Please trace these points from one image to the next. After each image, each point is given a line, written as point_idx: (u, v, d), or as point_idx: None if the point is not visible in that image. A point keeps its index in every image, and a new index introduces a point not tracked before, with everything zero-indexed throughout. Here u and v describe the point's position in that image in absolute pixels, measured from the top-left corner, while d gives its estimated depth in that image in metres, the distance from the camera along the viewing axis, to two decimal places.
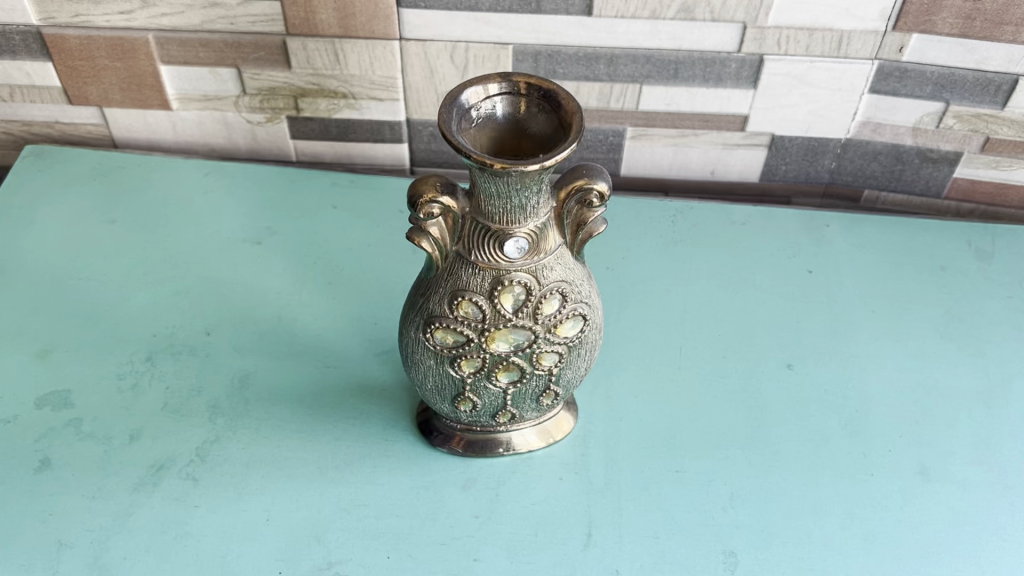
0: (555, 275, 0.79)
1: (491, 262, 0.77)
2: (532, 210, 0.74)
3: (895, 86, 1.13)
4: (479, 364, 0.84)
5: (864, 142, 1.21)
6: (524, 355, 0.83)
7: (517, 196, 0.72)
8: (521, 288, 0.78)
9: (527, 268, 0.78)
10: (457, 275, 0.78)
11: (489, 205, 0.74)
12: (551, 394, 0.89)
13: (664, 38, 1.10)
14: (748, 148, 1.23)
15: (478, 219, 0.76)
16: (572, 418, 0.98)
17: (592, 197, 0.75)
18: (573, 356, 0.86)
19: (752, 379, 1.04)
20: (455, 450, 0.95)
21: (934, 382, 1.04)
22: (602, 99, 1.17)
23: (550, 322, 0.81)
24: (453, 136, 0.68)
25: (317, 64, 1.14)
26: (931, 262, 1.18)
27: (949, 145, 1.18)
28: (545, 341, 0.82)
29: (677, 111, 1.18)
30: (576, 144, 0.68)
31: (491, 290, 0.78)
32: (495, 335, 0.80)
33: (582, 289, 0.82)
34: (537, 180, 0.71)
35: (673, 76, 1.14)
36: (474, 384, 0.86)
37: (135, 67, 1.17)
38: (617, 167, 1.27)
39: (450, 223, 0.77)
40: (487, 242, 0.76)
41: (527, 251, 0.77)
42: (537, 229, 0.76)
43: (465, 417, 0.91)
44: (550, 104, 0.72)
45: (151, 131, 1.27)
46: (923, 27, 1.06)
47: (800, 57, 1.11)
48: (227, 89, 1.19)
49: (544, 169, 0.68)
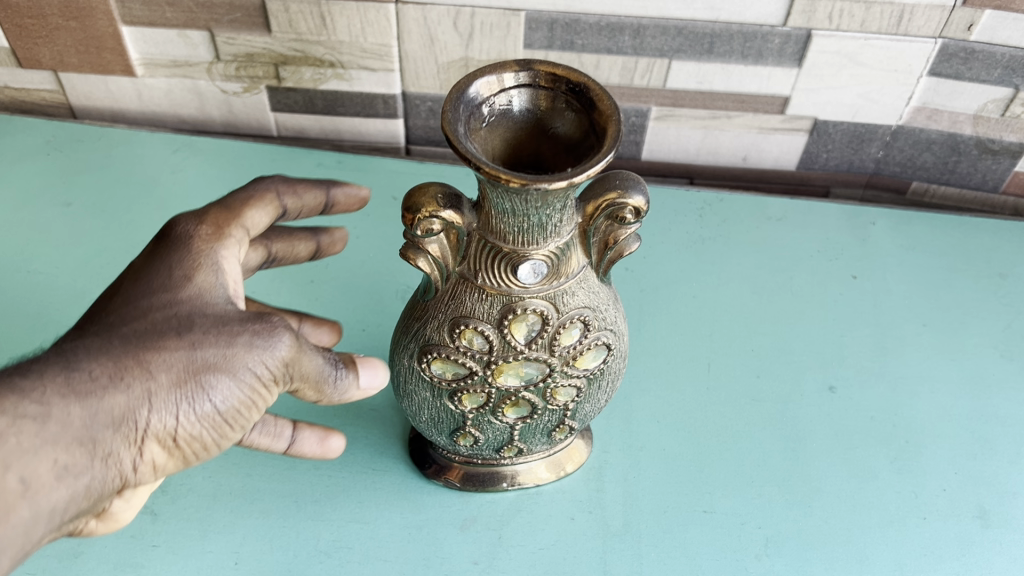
0: (577, 302, 0.66)
1: (501, 287, 0.64)
2: (554, 230, 0.61)
3: (958, 69, 0.99)
4: (483, 399, 0.71)
5: (917, 130, 1.07)
6: (537, 389, 0.70)
7: (536, 214, 0.59)
8: (536, 316, 0.65)
9: (544, 295, 0.65)
10: (460, 300, 0.65)
11: (501, 222, 0.61)
12: (565, 428, 0.77)
13: (700, 8, 0.95)
14: (786, 133, 1.09)
15: (487, 238, 0.62)
16: (586, 449, 0.86)
17: (625, 213, 0.62)
18: (593, 388, 0.73)
19: (790, 403, 0.91)
20: (453, 484, 0.83)
21: (994, 410, 0.92)
22: (626, 75, 1.03)
23: (569, 354, 0.68)
24: (459, 140, 0.54)
25: (300, 29, 1.00)
26: (989, 268, 1.05)
27: (1014, 135, 1.05)
28: (561, 375, 0.70)
29: (709, 91, 1.04)
30: (614, 155, 0.54)
31: (500, 317, 0.65)
32: (503, 369, 0.68)
33: (607, 315, 0.69)
34: (563, 195, 0.58)
35: (706, 51, 1.00)
36: (477, 419, 0.74)
37: (93, 27, 1.02)
38: (638, 150, 1.13)
39: (453, 240, 0.63)
40: (498, 265, 0.63)
41: (545, 276, 0.64)
42: (559, 252, 0.63)
43: (464, 450, 0.79)
44: (579, 101, 0.59)
45: (113, 99, 1.12)
46: (998, 3, 0.93)
47: (854, 34, 0.97)
48: (199, 54, 1.05)
49: (572, 186, 0.55)
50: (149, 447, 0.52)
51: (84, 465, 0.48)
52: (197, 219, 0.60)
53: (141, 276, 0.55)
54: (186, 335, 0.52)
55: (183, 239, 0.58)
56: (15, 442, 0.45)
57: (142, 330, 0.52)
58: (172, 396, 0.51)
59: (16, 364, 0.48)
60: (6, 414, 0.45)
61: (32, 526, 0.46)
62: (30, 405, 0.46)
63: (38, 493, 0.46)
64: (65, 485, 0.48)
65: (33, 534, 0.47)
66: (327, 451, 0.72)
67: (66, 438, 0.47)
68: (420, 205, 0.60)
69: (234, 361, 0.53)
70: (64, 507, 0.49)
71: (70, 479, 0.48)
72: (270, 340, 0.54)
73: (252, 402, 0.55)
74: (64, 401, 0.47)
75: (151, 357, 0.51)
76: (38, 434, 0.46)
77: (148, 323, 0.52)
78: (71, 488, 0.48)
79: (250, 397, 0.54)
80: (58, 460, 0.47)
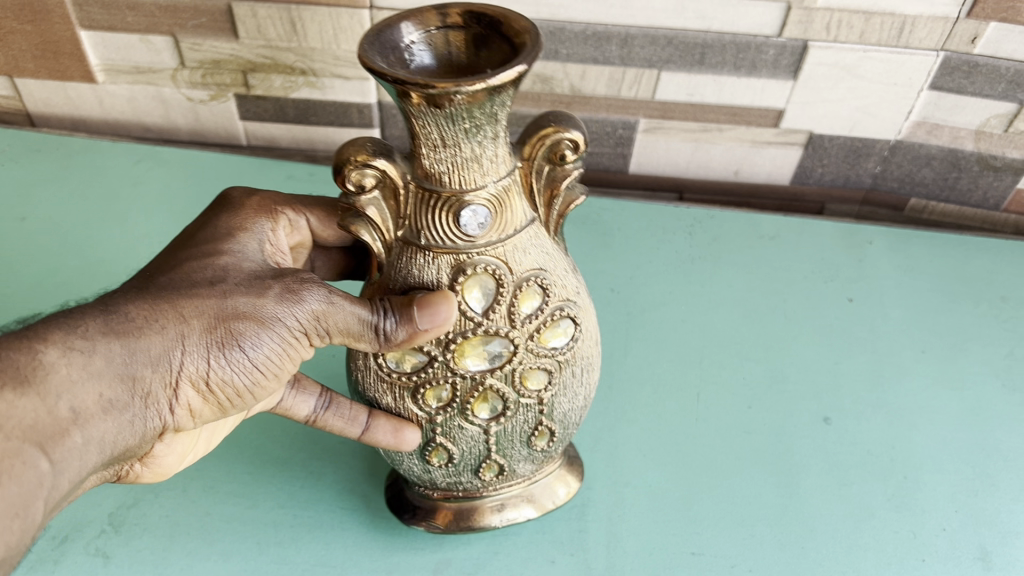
0: (531, 261, 0.58)
1: (446, 244, 0.55)
2: (489, 164, 0.53)
3: (960, 82, 0.95)
4: (447, 394, 0.61)
5: (917, 145, 1.02)
6: (503, 374, 0.60)
7: (466, 140, 0.51)
8: (490, 277, 0.56)
9: (495, 252, 0.56)
10: (405, 269, 0.56)
11: (434, 163, 0.52)
12: (545, 434, 0.66)
13: (691, 17, 0.91)
14: (780, 147, 1.04)
15: (423, 187, 0.54)
16: (576, 478, 0.78)
17: (564, 150, 0.56)
18: (565, 375, 0.63)
19: (782, 436, 0.86)
20: (437, 526, 0.74)
21: (996, 444, 0.85)
22: (612, 87, 0.99)
23: (530, 324, 0.59)
24: (366, 59, 0.49)
25: (269, 34, 0.95)
26: (990, 291, 1.00)
27: (1017, 152, 1.00)
28: (527, 351, 0.60)
29: (700, 102, 1.00)
30: (532, 58, 0.48)
31: (450, 281, 0.56)
32: (462, 346, 0.58)
33: (568, 283, 0.60)
34: (490, 113, 0.50)
35: (697, 62, 0.95)
36: (446, 426, 0.62)
37: (49, 31, 0.97)
38: (626, 163, 1.09)
39: (390, 197, 0.55)
40: (438, 218, 0.54)
41: (491, 225, 0.55)
42: (499, 193, 0.54)
43: (436, 477, 0.68)
44: (489, 29, 0.53)
45: (73, 107, 1.07)
46: (1004, 15, 0.88)
47: (852, 45, 0.93)
48: (163, 61, 0.99)
49: (490, 88, 0.48)
50: (185, 391, 0.54)
51: (126, 401, 0.51)
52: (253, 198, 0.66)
53: (189, 237, 0.59)
54: (218, 285, 0.54)
55: (237, 205, 0.64)
56: (65, 373, 0.48)
57: (179, 280, 0.54)
58: (203, 343, 0.53)
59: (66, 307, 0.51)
60: (55, 346, 0.48)
61: (84, 453, 0.50)
62: (76, 340, 0.49)
63: (86, 420, 0.49)
64: (111, 418, 0.51)
65: (85, 459, 0.50)
66: (405, 443, 0.63)
67: (110, 375, 0.50)
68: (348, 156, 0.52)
69: (267, 311, 0.54)
70: (113, 439, 0.52)
71: (115, 414, 0.51)
72: (301, 297, 0.54)
73: (287, 353, 0.56)
74: (105, 340, 0.50)
75: (185, 303, 0.52)
76: (83, 367, 0.49)
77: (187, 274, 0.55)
78: (116, 422, 0.51)
79: (284, 349, 0.56)
80: (102, 395, 0.50)
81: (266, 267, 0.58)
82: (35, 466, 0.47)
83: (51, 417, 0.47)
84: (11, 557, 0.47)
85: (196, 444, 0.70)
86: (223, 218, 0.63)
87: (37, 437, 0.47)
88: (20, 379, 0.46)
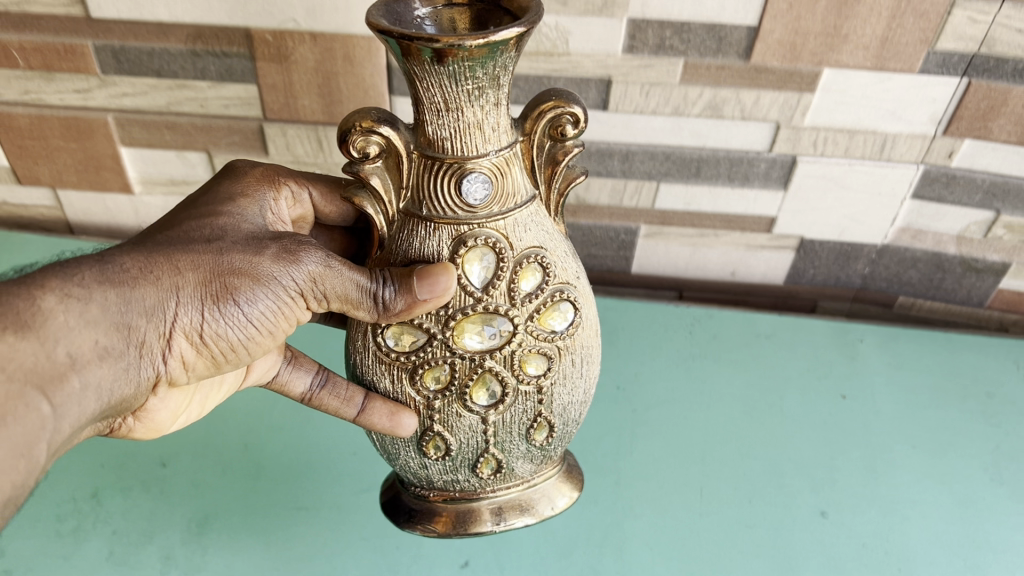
0: (531, 240, 0.62)
1: (449, 215, 0.59)
2: (491, 132, 0.58)
3: (941, 193, 1.02)
4: (447, 374, 0.64)
5: (902, 249, 1.09)
6: (503, 356, 0.64)
7: (470, 104, 0.56)
8: (490, 251, 0.61)
9: (496, 225, 0.61)
10: (409, 239, 0.61)
11: (437, 131, 0.57)
12: (543, 426, 0.69)
13: (687, 135, 0.99)
14: (773, 251, 1.11)
15: (426, 154, 0.58)
16: (576, 487, 0.78)
17: (565, 125, 0.60)
18: (564, 364, 0.66)
19: (782, 531, 0.90)
20: (434, 529, 0.73)
21: (987, 536, 0.89)
22: (614, 197, 1.07)
23: (530, 304, 0.63)
24: (375, 22, 0.54)
25: (297, 151, 1.02)
26: (976, 387, 1.06)
27: (996, 254, 1.07)
28: (526, 333, 0.63)
29: (697, 210, 1.07)
30: (532, 20, 0.53)
31: (451, 253, 0.60)
32: (462, 323, 0.62)
33: (568, 267, 0.64)
34: (494, 74, 0.55)
35: (694, 175, 1.03)
36: (444, 409, 0.66)
37: (93, 149, 1.04)
38: (628, 265, 1.16)
39: (392, 168, 0.60)
40: (441, 184, 0.59)
41: (492, 196, 0.59)
42: (500, 165, 0.59)
43: (433, 473, 0.70)
44: (493, 5, 0.61)
45: (110, 216, 1.14)
46: (977, 134, 0.95)
47: (838, 160, 1.00)
48: (197, 174, 1.07)
49: (493, 47, 0.53)
50: (178, 343, 0.58)
51: (120, 348, 0.55)
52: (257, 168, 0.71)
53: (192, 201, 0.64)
54: (214, 245, 0.58)
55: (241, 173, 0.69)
56: (62, 319, 0.51)
57: (176, 239, 0.59)
58: (196, 298, 0.57)
59: (64, 257, 0.54)
60: (54, 293, 0.51)
61: (82, 396, 0.53)
62: (73, 288, 0.52)
63: (83, 366, 0.53)
64: (106, 364, 0.54)
65: (83, 405, 0.54)
66: (399, 427, 0.66)
67: (106, 323, 0.54)
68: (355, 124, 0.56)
69: (261, 269, 0.58)
70: (109, 385, 0.55)
71: (110, 361, 0.55)
72: (295, 260, 0.59)
73: (279, 313, 0.60)
74: (100, 287, 0.53)
75: (181, 257, 0.56)
76: (79, 313, 0.52)
77: (184, 232, 0.59)
78: (112, 366, 0.55)
79: (278, 308, 0.60)
80: (99, 340, 0.53)
81: (261, 229, 0.62)
82: (36, 408, 0.50)
83: (49, 362, 0.51)
84: (18, 495, 0.51)
85: (188, 406, 0.73)
86: (227, 185, 0.68)
87: (37, 378, 0.50)
88: (22, 324, 0.49)
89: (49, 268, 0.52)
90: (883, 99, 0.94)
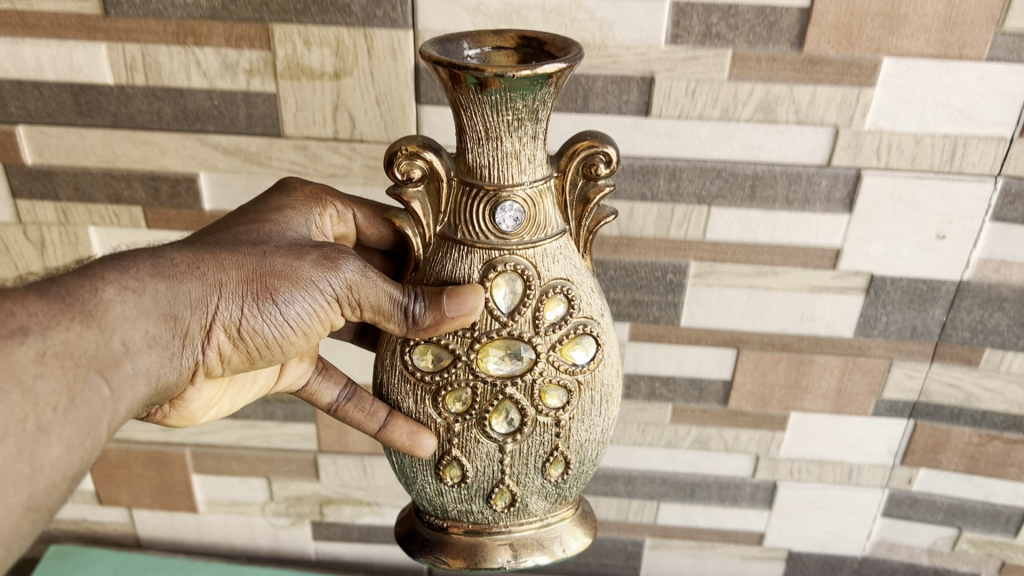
0: (556, 271, 0.68)
1: (481, 239, 0.67)
2: (527, 164, 0.66)
3: (907, 511, 1.15)
4: (470, 398, 0.70)
5: (881, 559, 1.21)
6: (525, 385, 0.70)
7: (508, 136, 0.65)
8: (517, 276, 0.67)
9: (524, 253, 0.67)
10: (444, 261, 0.68)
11: (478, 158, 0.66)
12: (561, 462, 0.72)
13: (680, 463, 1.15)
14: (766, 560, 1.23)
15: (465, 180, 0.67)
16: (589, 533, 0.78)
17: (598, 164, 0.67)
18: (584, 400, 0.71)
19: None
20: (443, 560, 0.75)
21: None
22: (621, 512, 1.21)
23: (552, 335, 0.69)
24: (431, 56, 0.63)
25: (344, 477, 1.22)
26: None
27: (966, 565, 1.18)
28: (547, 364, 0.69)
29: (694, 526, 1.21)
30: (569, 60, 0.61)
31: (481, 275, 0.67)
32: (487, 347, 0.69)
33: (593, 304, 0.70)
34: (533, 108, 0.64)
35: (689, 496, 1.18)
36: (464, 433, 0.71)
37: (169, 475, 1.23)
38: (637, 572, 1.27)
39: (432, 193, 0.68)
40: (478, 207, 0.66)
41: (524, 225, 0.67)
42: (531, 198, 0.67)
43: (447, 503, 0.74)
44: (537, 50, 0.69)
45: (175, 530, 1.30)
46: (930, 463, 1.10)
47: (813, 484, 1.15)
48: (255, 496, 1.25)
49: (534, 80, 0.61)
50: (218, 335, 0.67)
51: (166, 337, 0.64)
52: (308, 186, 0.79)
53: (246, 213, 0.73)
54: (257, 250, 0.67)
55: (292, 187, 0.77)
56: (119, 308, 0.60)
57: (225, 240, 0.68)
58: (235, 299, 0.66)
59: (123, 253, 0.63)
60: (113, 286, 0.60)
61: (134, 377, 0.62)
62: (129, 281, 0.61)
63: (134, 352, 0.62)
64: (155, 351, 0.63)
65: (135, 387, 0.63)
66: (417, 447, 0.71)
67: (155, 313, 0.62)
68: (400, 148, 0.65)
69: (298, 275, 0.66)
70: (156, 369, 0.64)
71: (158, 348, 0.64)
72: (330, 267, 0.67)
73: (312, 318, 0.68)
74: (153, 282, 0.62)
75: (225, 259, 0.65)
76: (133, 305, 0.61)
77: (234, 235, 0.68)
78: (158, 352, 0.64)
79: (313, 311, 0.68)
80: (149, 330, 0.62)
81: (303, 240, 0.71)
82: (97, 388, 0.59)
83: (106, 347, 0.59)
84: (81, 472, 0.60)
85: (222, 398, 0.84)
86: (279, 198, 0.76)
87: (98, 364, 0.59)
88: (85, 313, 0.58)
89: (109, 264, 0.61)
90: (845, 435, 1.10)
